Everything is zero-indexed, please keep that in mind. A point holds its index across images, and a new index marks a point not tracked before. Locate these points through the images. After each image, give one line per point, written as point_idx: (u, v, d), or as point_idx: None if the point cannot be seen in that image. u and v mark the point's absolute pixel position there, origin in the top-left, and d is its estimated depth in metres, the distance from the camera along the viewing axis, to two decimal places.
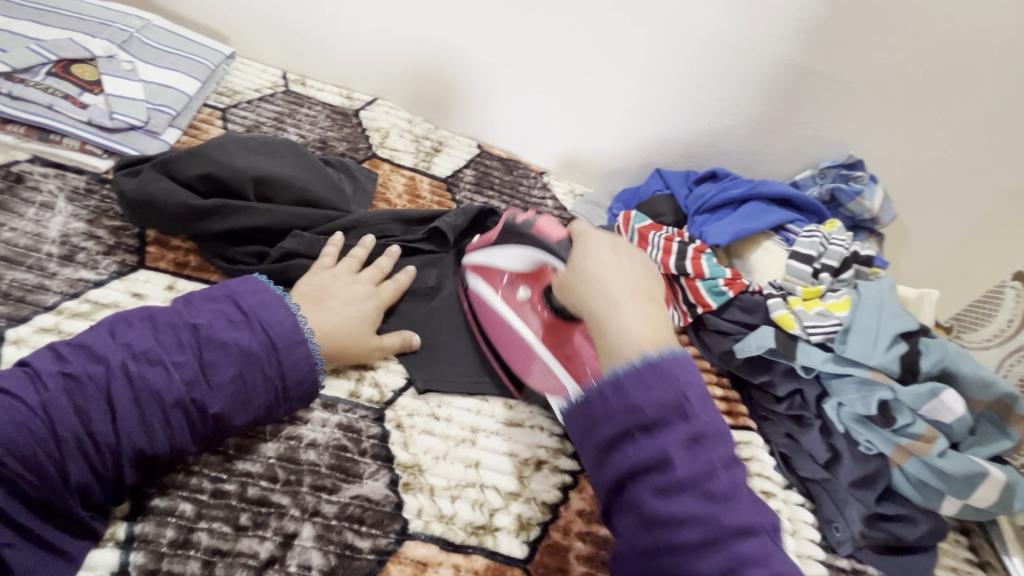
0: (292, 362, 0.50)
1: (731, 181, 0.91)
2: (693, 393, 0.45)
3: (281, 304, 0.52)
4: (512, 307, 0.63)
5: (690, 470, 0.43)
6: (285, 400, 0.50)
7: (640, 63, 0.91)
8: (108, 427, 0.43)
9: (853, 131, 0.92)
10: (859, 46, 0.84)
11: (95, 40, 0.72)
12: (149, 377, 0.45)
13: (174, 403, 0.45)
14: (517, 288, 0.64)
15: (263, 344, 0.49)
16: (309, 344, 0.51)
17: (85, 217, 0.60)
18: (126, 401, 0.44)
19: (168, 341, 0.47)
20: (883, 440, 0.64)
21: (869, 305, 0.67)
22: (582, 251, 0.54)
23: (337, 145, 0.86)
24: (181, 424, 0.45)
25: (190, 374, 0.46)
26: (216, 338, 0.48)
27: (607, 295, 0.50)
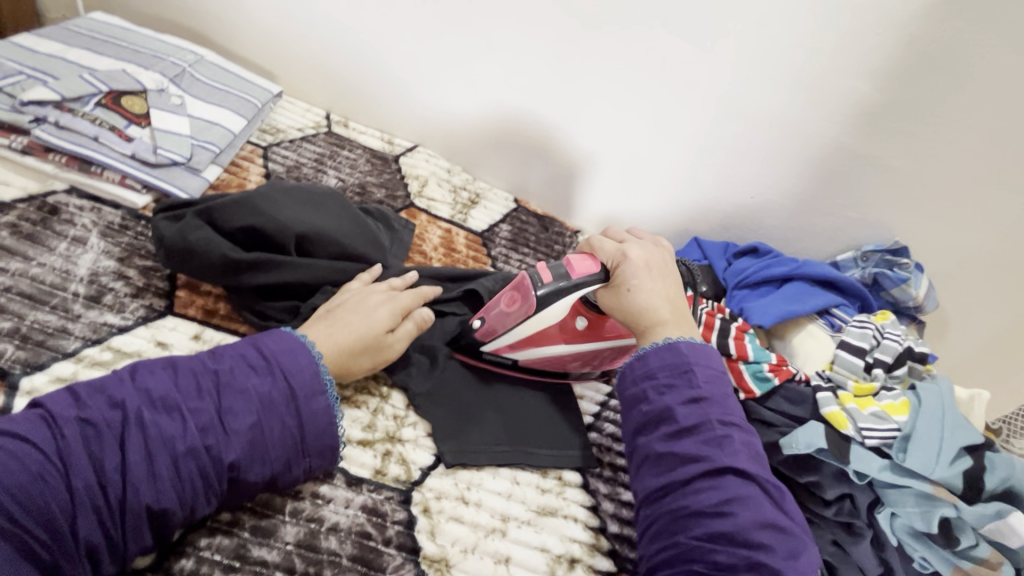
0: (311, 413, 0.46)
1: (774, 258, 0.89)
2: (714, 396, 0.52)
3: (305, 350, 0.48)
4: (580, 336, 0.63)
5: (705, 459, 0.48)
6: (303, 456, 0.46)
7: (687, 133, 0.89)
8: (118, 477, 0.39)
9: (900, 217, 0.89)
10: (914, 137, 0.82)
11: (147, 72, 0.71)
12: (164, 425, 0.41)
13: (186, 452, 0.41)
14: (575, 317, 0.63)
15: (283, 392, 0.45)
16: (329, 395, 0.47)
17: (116, 255, 0.57)
18: (138, 450, 0.40)
19: (187, 386, 0.43)
20: (940, 560, 0.59)
21: (929, 411, 0.64)
22: (635, 271, 0.59)
23: (375, 191, 0.84)
24: (193, 478, 0.41)
25: (207, 422, 0.42)
26: (236, 383, 0.44)
27: (648, 313, 0.58)
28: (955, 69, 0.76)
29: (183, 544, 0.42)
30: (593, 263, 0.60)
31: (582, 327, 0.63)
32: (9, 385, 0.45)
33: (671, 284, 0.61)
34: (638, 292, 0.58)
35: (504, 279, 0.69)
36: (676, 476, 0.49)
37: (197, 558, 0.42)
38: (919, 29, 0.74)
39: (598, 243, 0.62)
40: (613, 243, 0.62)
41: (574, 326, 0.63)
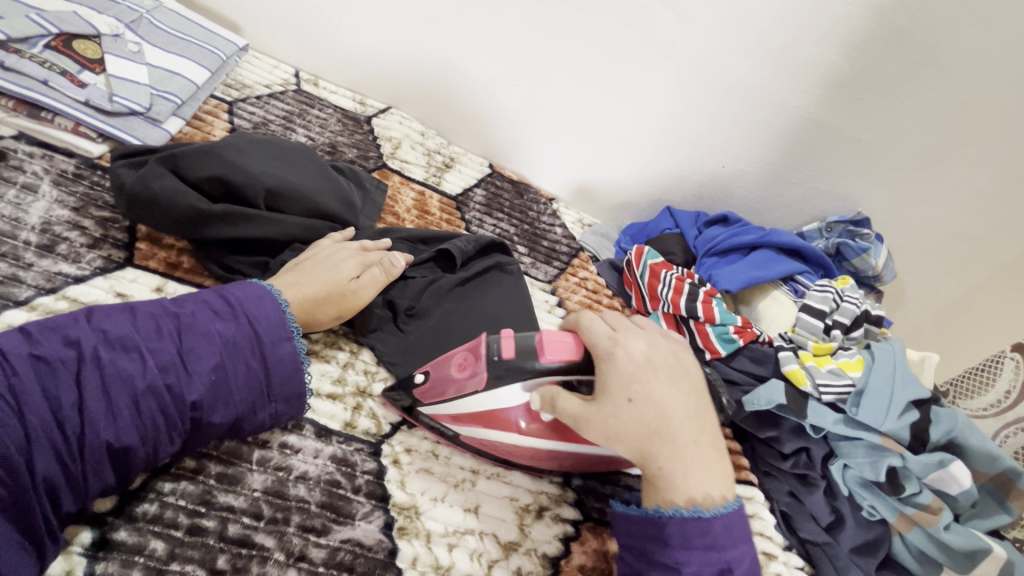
0: (276, 359, 0.46)
1: (742, 227, 0.91)
2: (736, 564, 0.45)
3: (271, 298, 0.47)
4: (541, 434, 0.52)
5: None
6: (269, 400, 0.45)
7: (664, 101, 0.89)
8: (76, 414, 0.38)
9: (862, 189, 0.92)
10: (877, 109, 0.84)
11: (102, 16, 0.68)
12: (122, 364, 0.40)
13: (147, 390, 0.40)
14: (534, 417, 0.51)
15: (247, 337, 0.45)
16: (296, 342, 0.47)
17: (70, 205, 0.55)
18: (96, 388, 0.39)
19: (147, 327, 0.42)
20: (887, 507, 0.62)
21: (882, 369, 0.67)
22: (636, 377, 0.48)
23: (346, 151, 0.82)
24: (155, 416, 0.40)
25: (169, 363, 0.42)
26: (197, 326, 0.43)
27: (656, 434, 0.47)
28: (921, 41, 0.77)
29: (144, 491, 0.42)
30: (571, 349, 0.50)
31: (552, 420, 0.52)
32: None
33: (688, 395, 0.50)
34: (644, 405, 0.47)
35: (474, 241, 0.68)
36: None
37: (161, 503, 0.41)
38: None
39: (587, 325, 0.51)
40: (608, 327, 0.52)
41: (537, 426, 0.51)
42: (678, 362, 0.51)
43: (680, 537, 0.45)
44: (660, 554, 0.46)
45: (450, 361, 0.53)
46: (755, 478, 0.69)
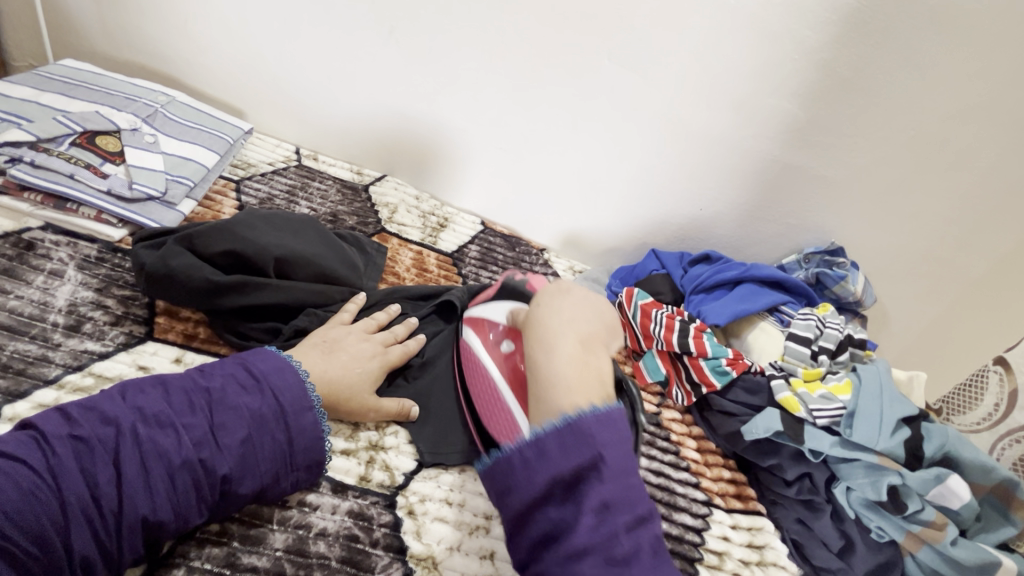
0: (299, 429, 0.48)
1: (724, 264, 0.96)
2: (589, 410, 0.47)
3: (292, 370, 0.50)
4: (492, 356, 0.58)
5: (582, 492, 0.43)
6: (291, 469, 0.47)
7: (639, 153, 0.96)
8: (112, 489, 0.40)
9: (833, 221, 0.98)
10: (836, 148, 0.91)
11: (121, 114, 0.74)
12: (158, 440, 0.42)
13: (181, 464, 0.42)
14: (500, 339, 0.59)
15: (273, 409, 0.48)
16: (317, 412, 0.50)
17: (94, 286, 0.58)
18: (134, 463, 0.41)
19: (179, 403, 0.45)
20: (895, 527, 0.64)
21: (869, 390, 0.70)
22: (551, 292, 0.57)
23: (346, 219, 0.87)
24: (188, 488, 0.42)
25: (199, 437, 0.44)
26: (227, 401, 0.46)
27: (543, 316, 0.54)
28: (864, 87, 0.85)
29: (172, 556, 0.43)
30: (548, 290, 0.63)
31: (509, 353, 0.57)
32: None
33: (587, 312, 0.57)
34: (546, 302, 0.56)
35: (471, 290, 0.72)
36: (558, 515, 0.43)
37: (187, 568, 0.43)
38: (830, 54, 0.83)
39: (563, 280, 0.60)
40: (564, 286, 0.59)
41: (496, 348, 0.58)
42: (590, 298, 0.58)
43: (543, 422, 0.46)
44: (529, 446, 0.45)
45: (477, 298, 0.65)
46: (763, 508, 0.70)
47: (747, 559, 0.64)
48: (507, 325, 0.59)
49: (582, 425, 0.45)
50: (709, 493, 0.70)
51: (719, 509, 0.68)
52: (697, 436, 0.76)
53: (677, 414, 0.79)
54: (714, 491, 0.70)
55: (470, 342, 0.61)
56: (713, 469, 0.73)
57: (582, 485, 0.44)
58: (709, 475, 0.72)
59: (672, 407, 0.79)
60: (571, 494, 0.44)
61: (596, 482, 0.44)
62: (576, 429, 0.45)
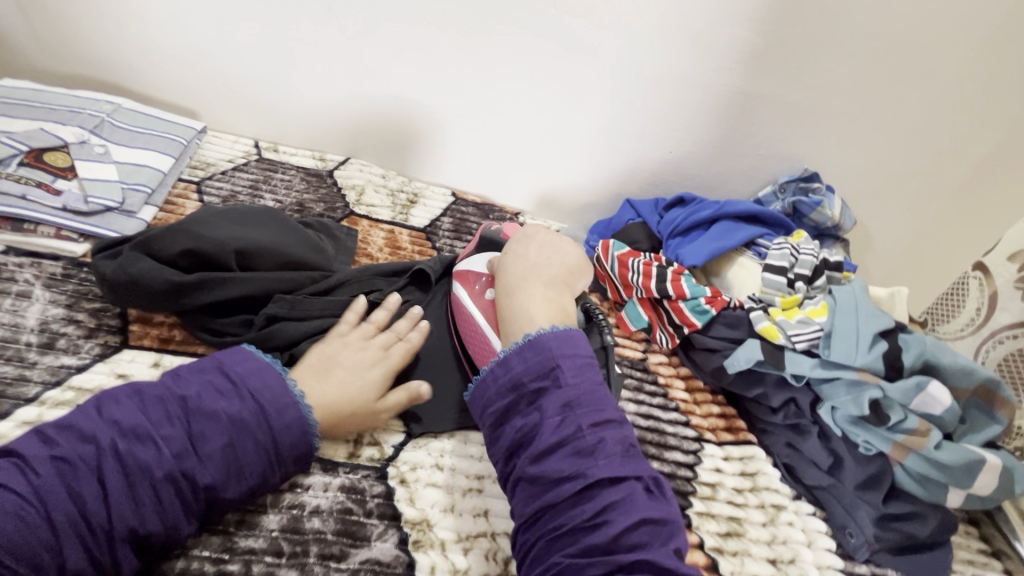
0: (283, 427, 0.49)
1: (698, 204, 0.95)
2: (567, 363, 0.52)
3: (271, 370, 0.51)
4: (478, 304, 0.62)
5: (561, 432, 0.48)
6: (278, 466, 0.48)
7: (600, 102, 0.94)
8: (99, 506, 0.42)
9: (804, 148, 0.97)
10: (799, 71, 0.89)
11: (67, 128, 0.73)
12: (139, 454, 0.43)
13: (164, 477, 0.43)
14: (484, 288, 0.64)
15: (253, 411, 0.48)
16: (300, 407, 0.50)
17: (63, 303, 0.59)
18: (117, 480, 0.42)
19: (156, 415, 0.45)
20: (881, 439, 0.65)
21: (845, 309, 0.70)
22: (517, 240, 0.66)
23: (314, 206, 0.87)
24: (174, 500, 0.43)
25: (181, 447, 0.45)
26: (204, 408, 0.47)
27: (512, 281, 0.61)
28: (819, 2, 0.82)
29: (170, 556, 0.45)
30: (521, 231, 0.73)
31: (492, 298, 0.62)
32: None
33: (554, 265, 0.64)
34: (512, 254, 0.64)
35: (444, 259, 0.73)
36: (530, 457, 0.49)
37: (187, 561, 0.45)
38: None
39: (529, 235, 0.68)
40: (531, 246, 0.65)
41: (480, 296, 0.63)
42: (555, 242, 0.67)
43: (515, 356, 0.53)
44: (505, 385, 0.52)
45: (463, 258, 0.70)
46: (754, 437, 0.73)
47: (741, 487, 0.66)
48: (492, 275, 0.64)
49: (538, 340, 0.53)
50: (700, 429, 0.72)
51: (710, 443, 0.70)
52: (685, 375, 0.78)
53: (664, 356, 0.80)
54: (705, 427, 0.72)
55: (460, 297, 0.64)
56: (702, 406, 0.75)
57: (542, 394, 0.51)
58: (699, 412, 0.74)
59: (658, 350, 0.81)
60: (534, 404, 0.51)
61: (556, 389, 0.51)
62: (552, 377, 0.51)
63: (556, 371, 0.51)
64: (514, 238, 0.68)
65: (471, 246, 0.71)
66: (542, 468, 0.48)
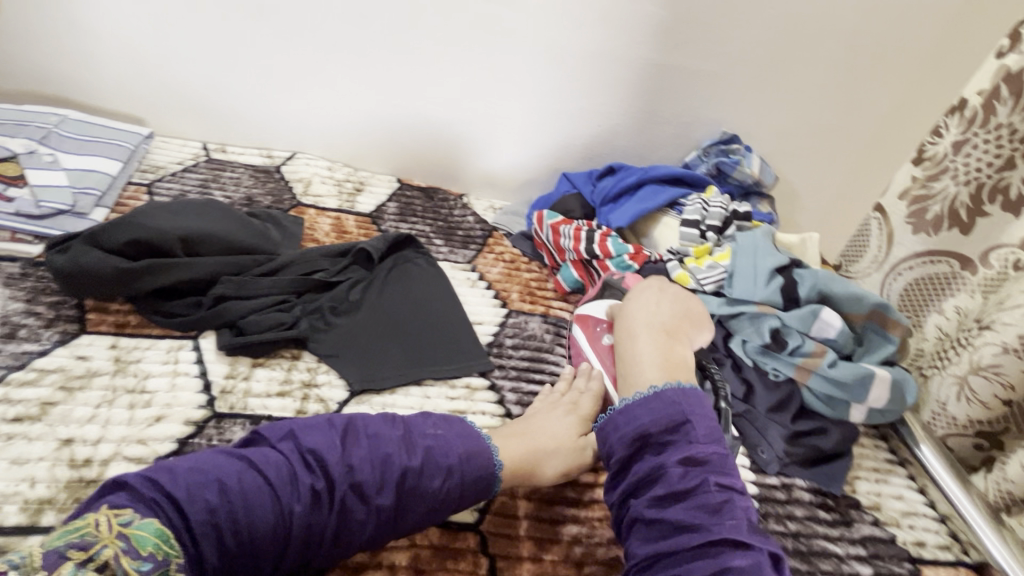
0: (468, 475, 0.53)
1: (626, 171, 1.02)
2: (699, 420, 0.54)
3: (468, 427, 0.56)
4: (597, 348, 0.72)
5: (685, 484, 0.50)
6: (456, 500, 0.52)
7: (526, 83, 1.00)
8: (290, 504, 0.46)
9: (722, 112, 1.04)
10: (705, 40, 0.96)
11: (16, 140, 0.78)
12: (334, 470, 0.48)
13: (344, 490, 0.48)
14: (602, 333, 0.73)
15: (449, 456, 0.52)
16: (490, 450, 0.55)
17: (23, 298, 0.64)
18: (304, 493, 0.46)
19: (365, 445, 0.51)
20: (786, 364, 0.73)
21: (746, 252, 0.78)
22: (642, 284, 0.72)
23: (262, 200, 0.92)
24: (347, 515, 0.48)
25: (322, 498, 0.47)
26: (418, 435, 0.53)
27: (633, 329, 0.66)
28: None
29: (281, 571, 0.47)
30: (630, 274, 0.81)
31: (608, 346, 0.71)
32: None
33: (674, 303, 0.69)
34: (634, 301, 0.69)
35: (386, 239, 0.79)
36: (650, 500, 0.50)
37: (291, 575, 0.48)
38: None
39: (656, 282, 0.73)
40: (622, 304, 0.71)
41: (600, 342, 0.72)
42: (682, 290, 0.71)
43: (640, 409, 0.55)
44: (626, 430, 0.54)
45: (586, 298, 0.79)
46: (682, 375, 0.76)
47: None
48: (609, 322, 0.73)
49: (666, 392, 0.56)
50: None
51: None
52: None
53: None
54: None
55: (578, 337, 0.75)
56: None
57: (671, 441, 0.53)
58: None
59: None
60: (664, 446, 0.53)
61: (684, 442, 0.53)
62: (681, 427, 0.53)
63: (685, 422, 0.54)
64: (639, 286, 0.73)
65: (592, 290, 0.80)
66: (662, 513, 0.49)
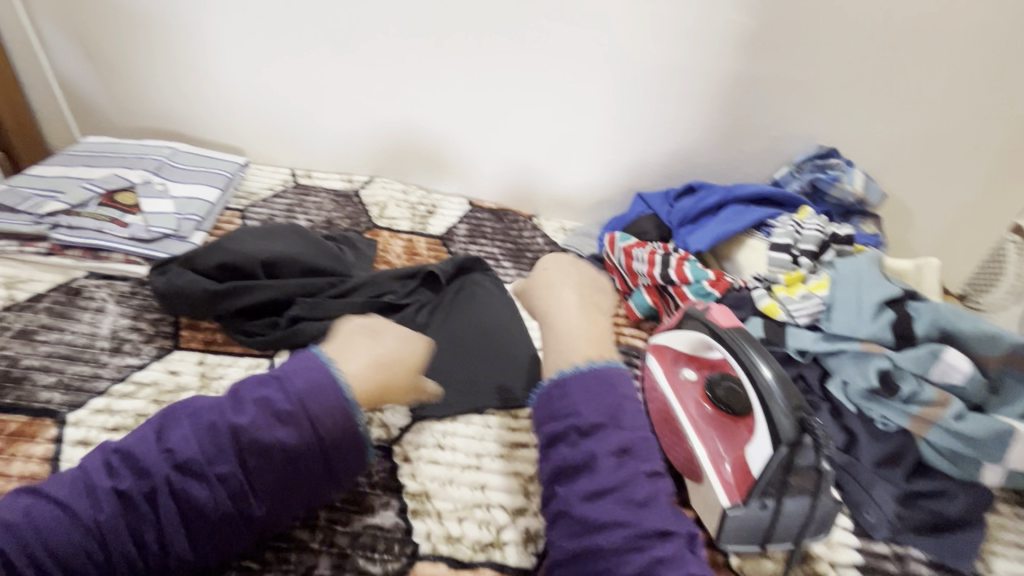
0: (316, 420, 0.44)
1: (707, 190, 0.95)
2: (629, 405, 0.45)
3: (318, 362, 0.47)
4: (677, 385, 0.66)
5: (614, 475, 0.41)
6: (315, 451, 0.44)
7: (598, 102, 0.96)
8: (122, 518, 0.41)
9: (819, 123, 0.94)
10: (798, 48, 0.87)
11: (134, 171, 0.87)
12: (166, 462, 0.42)
13: (174, 477, 0.42)
14: (683, 368, 0.67)
15: (290, 402, 0.44)
16: (341, 391, 0.45)
17: (130, 314, 0.70)
18: (138, 491, 0.41)
19: (207, 445, 0.42)
20: (897, 413, 0.63)
21: (846, 281, 0.69)
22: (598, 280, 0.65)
23: (341, 223, 0.96)
24: (196, 499, 0.42)
25: (136, 492, 0.41)
26: (235, 409, 0.44)
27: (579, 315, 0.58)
28: None
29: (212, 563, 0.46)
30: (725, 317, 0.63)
31: (691, 383, 0.66)
32: (59, 420, 0.57)
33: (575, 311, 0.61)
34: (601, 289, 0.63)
35: (454, 262, 0.79)
36: (585, 491, 0.41)
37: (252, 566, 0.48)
38: None
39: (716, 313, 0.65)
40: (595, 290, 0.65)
41: (679, 377, 0.67)
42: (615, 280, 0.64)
43: (579, 391, 0.46)
44: (563, 412, 0.45)
45: (664, 325, 0.71)
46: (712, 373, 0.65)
47: None
48: (691, 357, 0.66)
49: (592, 375, 0.46)
50: None
51: None
52: None
53: None
54: None
55: (653, 370, 0.68)
56: None
57: (603, 428, 0.43)
58: None
59: None
60: (592, 432, 0.43)
61: (615, 428, 0.43)
62: (597, 429, 0.43)
63: (603, 429, 0.43)
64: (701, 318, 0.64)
65: (674, 316, 0.69)
66: (596, 506, 0.41)
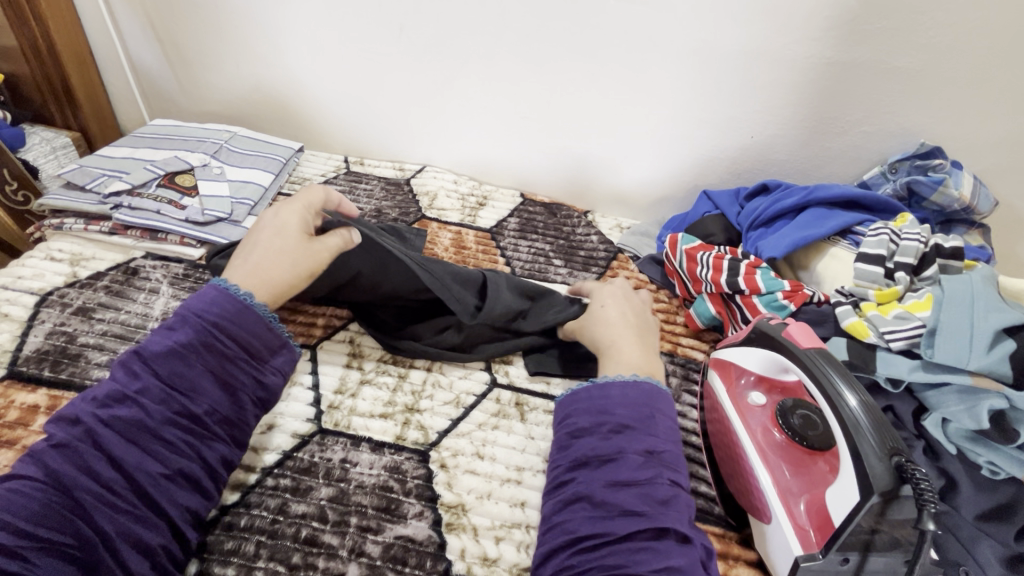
0: (249, 334, 0.51)
1: (784, 191, 0.85)
2: (661, 416, 0.50)
3: (213, 291, 0.52)
4: (742, 407, 0.59)
5: (636, 474, 0.45)
6: (262, 366, 0.52)
7: (665, 91, 0.88)
8: (113, 472, 0.43)
9: (923, 119, 0.83)
10: (905, 31, 0.76)
11: (194, 154, 0.88)
12: (125, 414, 0.44)
13: (164, 421, 0.45)
14: (750, 389, 0.61)
15: (209, 331, 0.49)
16: (251, 306, 0.52)
17: (181, 297, 0.71)
18: (116, 440, 0.43)
19: (122, 374, 0.46)
20: (1011, 462, 0.53)
21: (956, 302, 0.59)
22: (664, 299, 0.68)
23: (389, 212, 0.94)
24: (175, 434, 0.45)
25: (111, 435, 0.43)
26: (157, 350, 0.47)
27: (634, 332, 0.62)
28: None
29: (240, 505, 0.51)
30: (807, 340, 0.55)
31: (759, 408, 0.59)
32: None
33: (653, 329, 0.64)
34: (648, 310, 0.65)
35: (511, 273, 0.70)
36: (606, 480, 0.46)
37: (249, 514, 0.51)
38: None
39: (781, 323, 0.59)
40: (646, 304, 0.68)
41: (744, 400, 0.60)
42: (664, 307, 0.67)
43: (619, 398, 0.51)
44: (600, 406, 0.50)
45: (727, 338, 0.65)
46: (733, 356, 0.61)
47: None
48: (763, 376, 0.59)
49: (642, 388, 0.52)
50: None
51: None
52: None
53: None
54: None
55: (715, 388, 0.63)
56: None
57: (630, 431, 0.48)
58: None
59: None
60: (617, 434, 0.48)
61: (642, 433, 0.48)
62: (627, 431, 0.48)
63: (627, 429, 0.48)
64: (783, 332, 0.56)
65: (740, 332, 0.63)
66: (612, 495, 0.44)
